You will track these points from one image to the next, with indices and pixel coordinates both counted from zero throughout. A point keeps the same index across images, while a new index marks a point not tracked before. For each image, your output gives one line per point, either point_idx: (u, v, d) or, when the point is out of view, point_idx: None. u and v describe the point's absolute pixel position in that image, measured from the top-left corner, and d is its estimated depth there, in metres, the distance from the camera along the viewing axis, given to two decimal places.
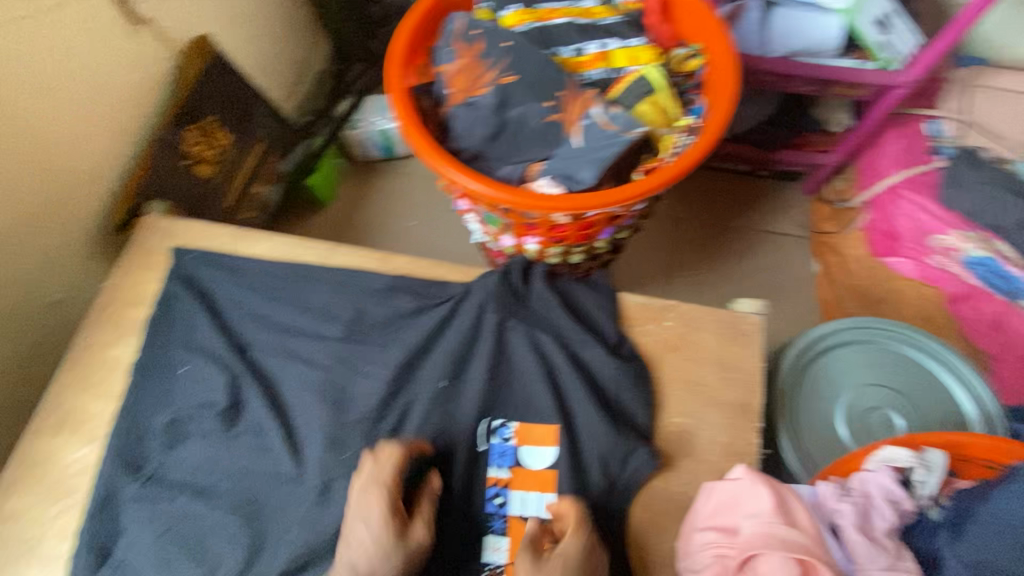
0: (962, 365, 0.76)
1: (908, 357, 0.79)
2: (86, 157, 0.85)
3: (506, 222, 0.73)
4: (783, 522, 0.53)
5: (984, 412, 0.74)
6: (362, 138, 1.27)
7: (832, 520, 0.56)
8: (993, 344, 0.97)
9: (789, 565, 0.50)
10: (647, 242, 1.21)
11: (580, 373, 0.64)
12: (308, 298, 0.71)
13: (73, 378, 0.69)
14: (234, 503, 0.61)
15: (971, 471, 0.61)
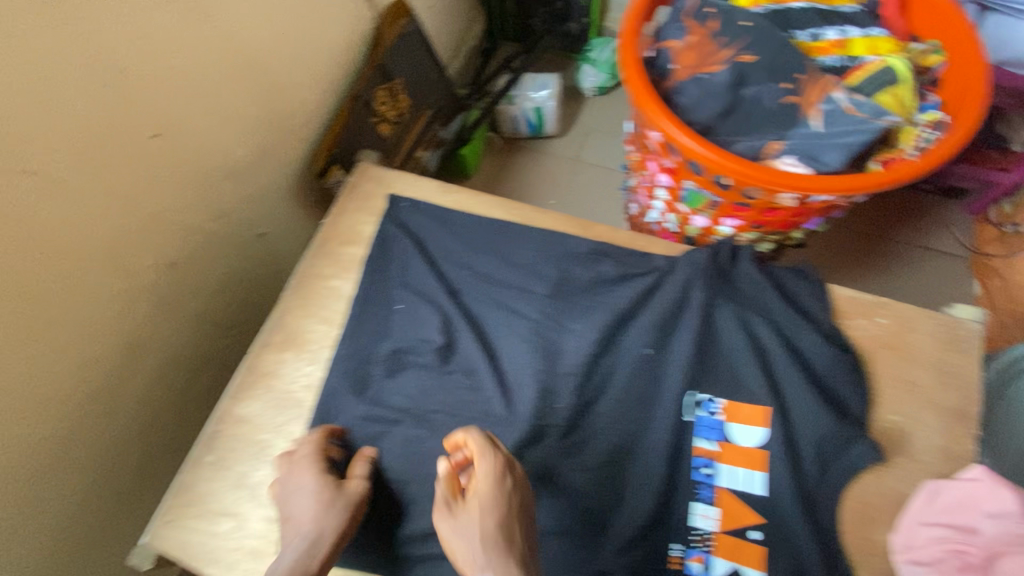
0: None
1: None
2: (303, 105, 0.91)
3: (713, 201, 0.74)
4: None
5: None
6: (515, 113, 1.30)
7: None
8: None
9: None
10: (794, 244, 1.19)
11: (794, 357, 0.64)
12: (516, 253, 0.74)
13: (297, 302, 0.74)
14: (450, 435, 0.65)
15: None
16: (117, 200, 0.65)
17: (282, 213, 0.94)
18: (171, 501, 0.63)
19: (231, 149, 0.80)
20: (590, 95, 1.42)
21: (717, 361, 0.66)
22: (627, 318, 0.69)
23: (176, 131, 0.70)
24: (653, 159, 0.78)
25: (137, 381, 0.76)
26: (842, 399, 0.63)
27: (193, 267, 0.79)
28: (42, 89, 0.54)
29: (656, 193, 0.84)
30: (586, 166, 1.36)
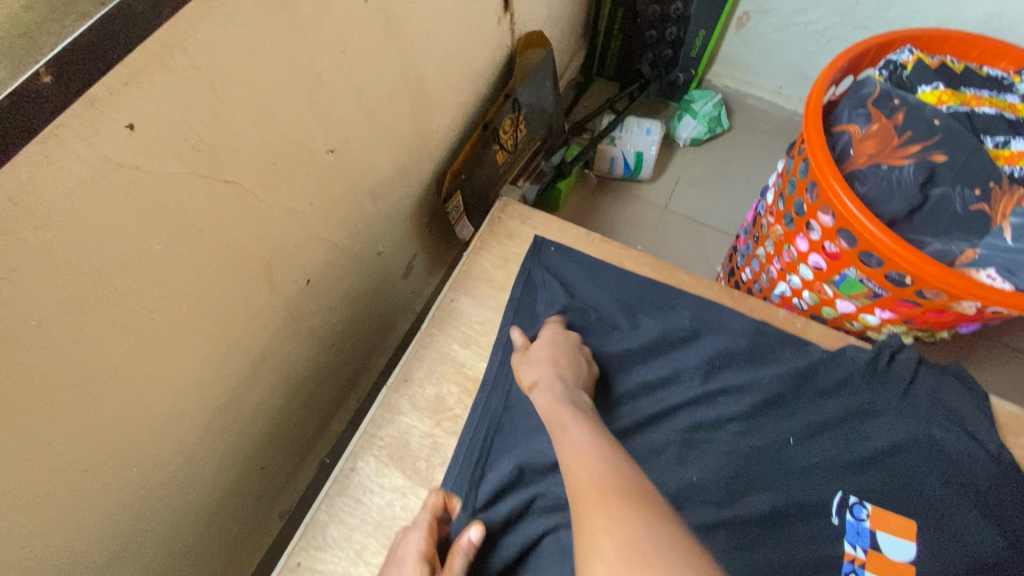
0: None
1: None
2: (442, 126, 0.89)
3: (876, 291, 0.72)
4: None
5: None
6: (614, 154, 1.29)
7: None
8: None
9: None
10: None
11: (958, 473, 0.63)
12: (671, 317, 0.72)
13: (439, 336, 0.71)
14: None
15: None
16: (288, 213, 0.62)
17: (401, 232, 0.90)
18: (300, 539, 0.59)
19: (382, 167, 0.77)
20: (684, 145, 1.41)
21: (881, 470, 0.64)
22: (783, 412, 0.68)
23: (347, 147, 0.67)
24: (810, 239, 0.76)
25: (253, 395, 0.72)
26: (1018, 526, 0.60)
27: (325, 284, 0.76)
28: (263, 99, 0.51)
29: (797, 270, 0.82)
30: (675, 216, 1.34)
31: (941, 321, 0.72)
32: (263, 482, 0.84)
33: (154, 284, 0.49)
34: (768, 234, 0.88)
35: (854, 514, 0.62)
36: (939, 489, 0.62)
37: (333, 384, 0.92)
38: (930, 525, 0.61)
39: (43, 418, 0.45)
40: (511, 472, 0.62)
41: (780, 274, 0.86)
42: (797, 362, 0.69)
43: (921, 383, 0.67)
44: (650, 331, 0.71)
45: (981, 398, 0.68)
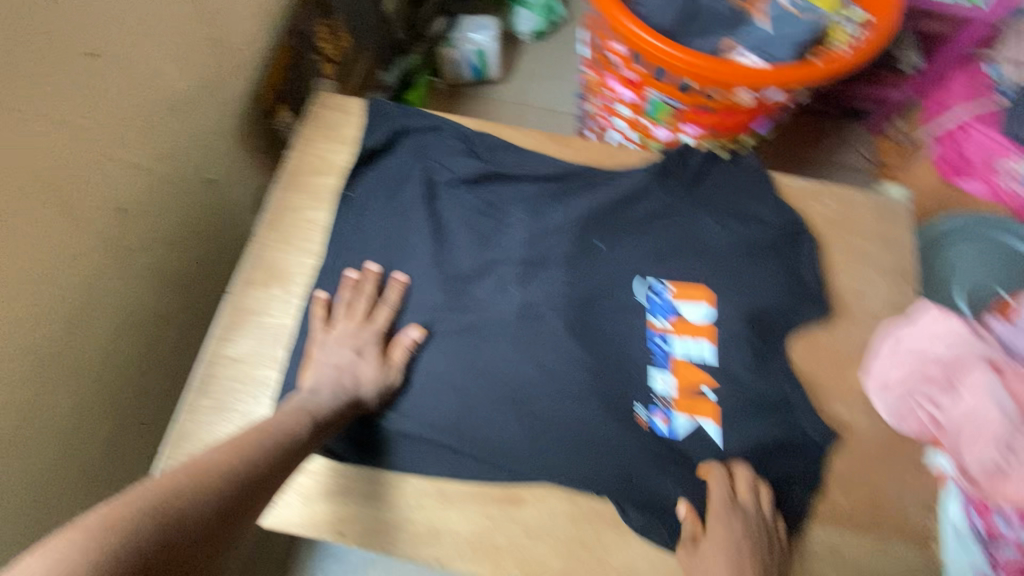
0: None
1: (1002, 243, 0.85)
2: (243, 35, 0.84)
3: (676, 107, 0.79)
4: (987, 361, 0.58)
5: None
6: (457, 57, 1.29)
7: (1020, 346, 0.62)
8: None
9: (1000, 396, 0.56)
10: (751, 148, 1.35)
11: (745, 245, 0.70)
12: (506, 162, 0.74)
13: (274, 235, 0.70)
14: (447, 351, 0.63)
15: None
16: (59, 128, 0.58)
17: (229, 158, 0.87)
18: (169, 449, 0.59)
19: (173, 80, 0.72)
20: (528, 41, 1.42)
21: (686, 258, 0.70)
22: (608, 225, 0.72)
23: (116, 53, 0.63)
24: (616, 73, 0.82)
25: (95, 342, 0.68)
26: (791, 274, 0.69)
27: (143, 215, 0.72)
28: None
29: (618, 110, 0.87)
30: (532, 109, 1.37)
31: (738, 121, 0.79)
32: (145, 437, 0.81)
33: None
34: (591, 86, 0.92)
35: (658, 295, 0.69)
36: (737, 260, 0.69)
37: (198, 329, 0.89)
38: (725, 292, 0.68)
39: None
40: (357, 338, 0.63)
41: (610, 121, 0.92)
42: (611, 179, 0.74)
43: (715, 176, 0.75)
44: (494, 187, 0.73)
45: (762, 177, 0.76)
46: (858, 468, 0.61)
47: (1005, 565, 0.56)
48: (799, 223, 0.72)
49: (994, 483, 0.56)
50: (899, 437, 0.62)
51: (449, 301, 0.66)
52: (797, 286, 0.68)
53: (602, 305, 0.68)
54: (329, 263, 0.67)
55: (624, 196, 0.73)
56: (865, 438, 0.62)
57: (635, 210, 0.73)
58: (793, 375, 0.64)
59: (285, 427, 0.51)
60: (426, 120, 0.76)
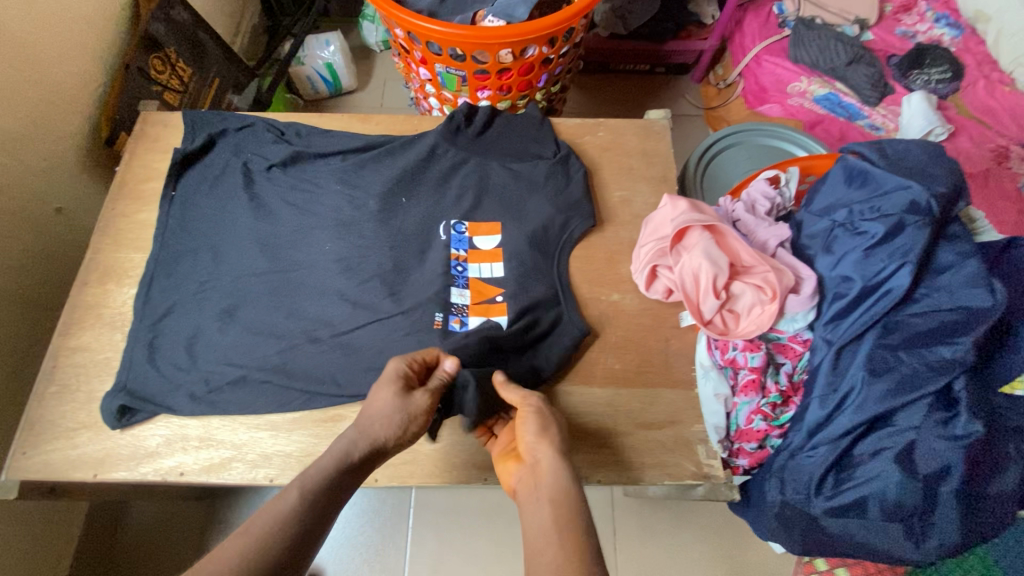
0: (802, 138, 0.99)
1: (762, 143, 1.00)
2: (68, 76, 0.92)
3: (461, 76, 0.90)
4: (707, 227, 0.70)
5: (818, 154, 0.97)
6: (308, 73, 1.40)
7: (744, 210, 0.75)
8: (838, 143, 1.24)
9: (718, 255, 0.68)
10: (589, 113, 1.49)
11: (523, 178, 0.81)
12: (311, 141, 0.83)
13: (108, 239, 0.78)
14: (267, 309, 0.71)
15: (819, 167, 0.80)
16: None
17: (75, 186, 0.94)
18: (19, 433, 0.66)
19: None
20: (379, 50, 1.53)
21: (477, 197, 0.80)
22: (408, 183, 0.80)
23: None
24: (410, 55, 0.93)
25: None
26: (564, 195, 0.80)
27: None
28: None
29: (425, 89, 0.99)
30: (390, 109, 1.48)
31: (518, 78, 0.92)
32: None
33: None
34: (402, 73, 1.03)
35: (458, 231, 0.78)
36: (515, 190, 0.80)
37: None
38: (509, 217, 0.79)
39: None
40: (186, 313, 0.71)
41: (425, 99, 1.03)
42: (407, 142, 0.83)
43: (496, 128, 0.86)
44: (306, 162, 0.81)
45: (538, 121, 0.87)
46: (628, 338, 0.73)
47: (741, 384, 0.67)
48: (570, 153, 0.84)
49: (729, 323, 0.68)
50: (660, 307, 0.74)
51: (267, 266, 0.74)
52: (569, 204, 0.80)
53: (404, 248, 0.76)
54: (157, 254, 0.76)
55: (427, 155, 0.82)
56: (632, 313, 0.74)
57: (431, 167, 0.81)
58: (566, 276, 0.76)
59: (267, 524, 0.45)
60: (240, 120, 0.84)
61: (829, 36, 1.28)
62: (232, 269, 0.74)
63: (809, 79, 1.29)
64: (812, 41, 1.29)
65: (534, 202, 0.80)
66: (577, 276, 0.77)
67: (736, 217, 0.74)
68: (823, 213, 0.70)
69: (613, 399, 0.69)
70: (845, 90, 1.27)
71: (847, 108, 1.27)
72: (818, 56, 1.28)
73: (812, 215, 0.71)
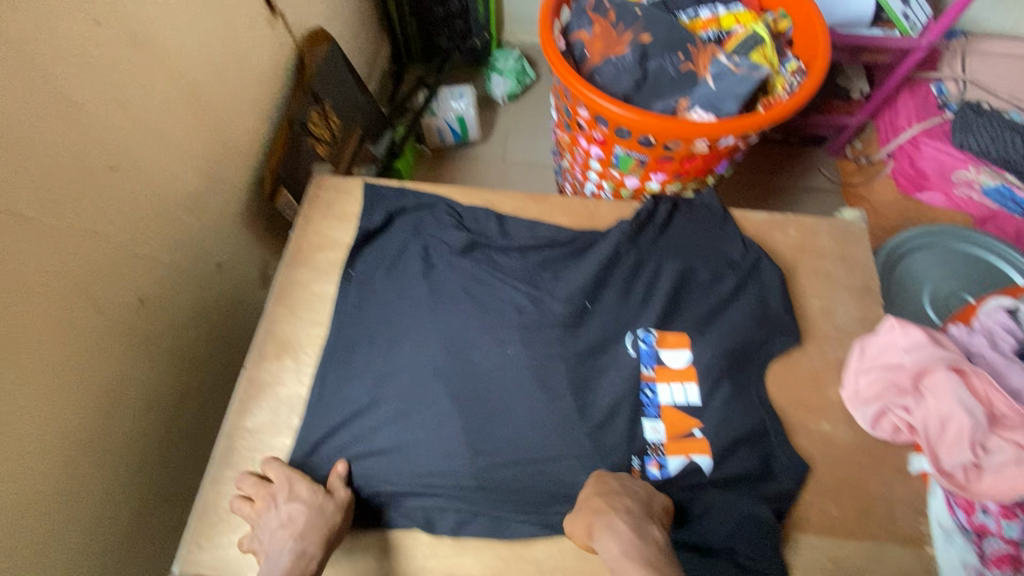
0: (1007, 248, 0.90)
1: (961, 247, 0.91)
2: (240, 132, 0.92)
3: (641, 160, 0.86)
4: (952, 364, 0.63)
5: None
6: (439, 125, 1.39)
7: (973, 349, 0.67)
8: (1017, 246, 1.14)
9: (970, 399, 0.60)
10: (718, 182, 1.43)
11: (713, 284, 0.75)
12: (488, 227, 0.80)
13: (283, 310, 0.76)
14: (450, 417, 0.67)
15: None
16: (88, 238, 0.66)
17: (237, 241, 0.94)
18: (196, 522, 0.63)
19: (185, 179, 0.80)
20: (503, 102, 1.53)
21: (670, 308, 0.74)
22: (595, 287, 0.75)
23: (130, 163, 0.71)
24: (586, 133, 0.90)
25: (123, 424, 0.74)
26: (765, 306, 0.74)
27: (162, 300, 0.79)
28: (21, 135, 0.56)
29: (591, 164, 0.95)
30: (513, 163, 1.46)
31: (700, 166, 0.87)
32: (172, 511, 0.86)
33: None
34: (565, 145, 1.00)
35: (646, 342, 0.72)
36: (710, 301, 0.74)
37: (218, 403, 0.94)
38: (705, 328, 0.72)
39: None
40: (370, 407, 0.68)
41: (585, 173, 0.99)
42: (587, 240, 0.79)
43: (679, 227, 0.80)
44: (485, 256, 0.77)
45: (721, 218, 0.81)
46: (845, 478, 0.65)
47: (992, 556, 0.59)
48: (761, 256, 0.78)
49: (970, 478, 0.60)
50: (879, 445, 0.67)
51: (449, 367, 0.69)
52: (767, 318, 0.73)
53: (597, 359, 0.71)
54: (336, 338, 0.73)
55: (609, 255, 0.76)
56: (847, 449, 0.67)
57: (616, 270, 0.76)
58: (768, 399, 0.69)
59: None
60: (418, 199, 0.81)
61: (1001, 124, 1.15)
62: (410, 365, 0.70)
63: (979, 167, 1.17)
64: (982, 128, 1.16)
65: (732, 315, 0.73)
66: (780, 398, 0.70)
67: (973, 352, 0.67)
68: None
69: (832, 550, 0.62)
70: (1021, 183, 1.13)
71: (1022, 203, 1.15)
72: (989, 144, 1.15)
73: None
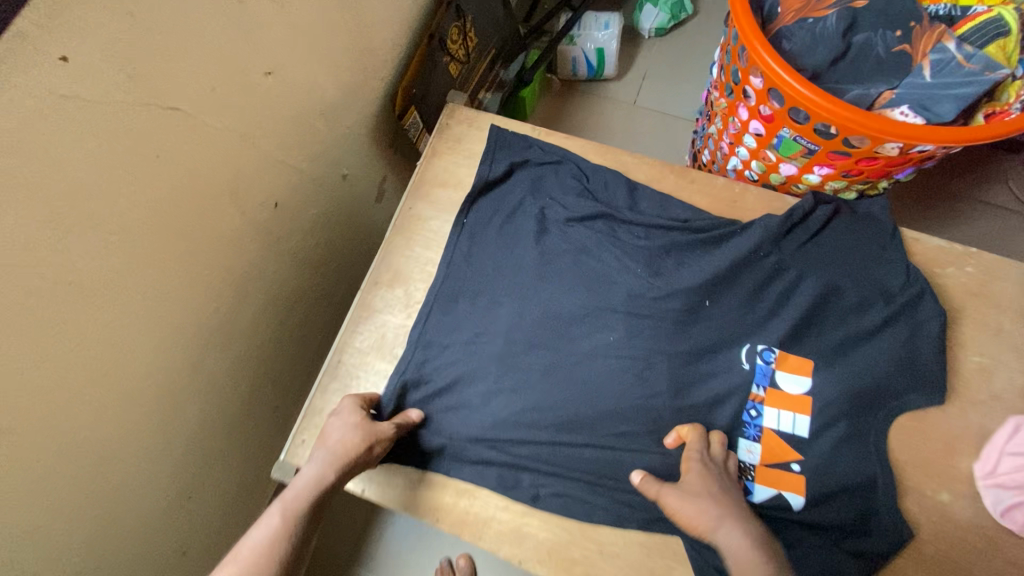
0: None
1: None
2: (382, 41, 0.89)
3: (810, 148, 0.74)
4: None
5: None
6: (575, 55, 1.29)
7: None
8: None
9: None
10: None
11: (857, 311, 0.67)
12: (613, 196, 0.74)
13: (400, 241, 0.77)
14: (538, 388, 0.67)
15: None
16: (238, 142, 0.67)
17: (363, 155, 0.95)
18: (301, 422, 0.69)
19: (327, 89, 0.80)
20: (649, 37, 1.37)
21: (798, 327, 0.67)
22: (719, 285, 0.68)
23: (284, 69, 0.71)
24: (748, 106, 0.78)
25: (246, 315, 0.80)
26: (913, 351, 0.65)
27: (293, 207, 0.82)
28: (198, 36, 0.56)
29: (744, 140, 0.83)
30: (644, 110, 1.34)
31: (876, 168, 0.74)
32: (277, 394, 0.95)
33: (113, 206, 0.53)
34: (717, 111, 0.88)
35: (764, 358, 0.67)
36: (847, 330, 0.67)
37: (325, 306, 1.01)
38: (834, 359, 0.66)
39: (42, 332, 0.50)
40: (463, 359, 0.70)
41: (731, 148, 0.88)
42: (723, 231, 0.71)
43: (836, 237, 0.69)
44: (604, 227, 0.73)
45: (888, 235, 0.70)
46: (950, 555, 0.60)
47: None
48: (925, 292, 0.67)
49: None
50: (1004, 532, 0.60)
51: (547, 339, 0.69)
52: (912, 366, 0.65)
53: (706, 364, 0.67)
54: (442, 282, 0.73)
55: (744, 255, 0.68)
56: (964, 526, 0.61)
57: (747, 272, 0.69)
58: (888, 452, 0.63)
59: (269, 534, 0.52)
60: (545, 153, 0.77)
61: None
62: (507, 327, 0.70)
63: None
64: None
65: (870, 351, 0.66)
66: (901, 453, 0.64)
67: None
68: None
69: None
70: None
71: None
72: None
73: None
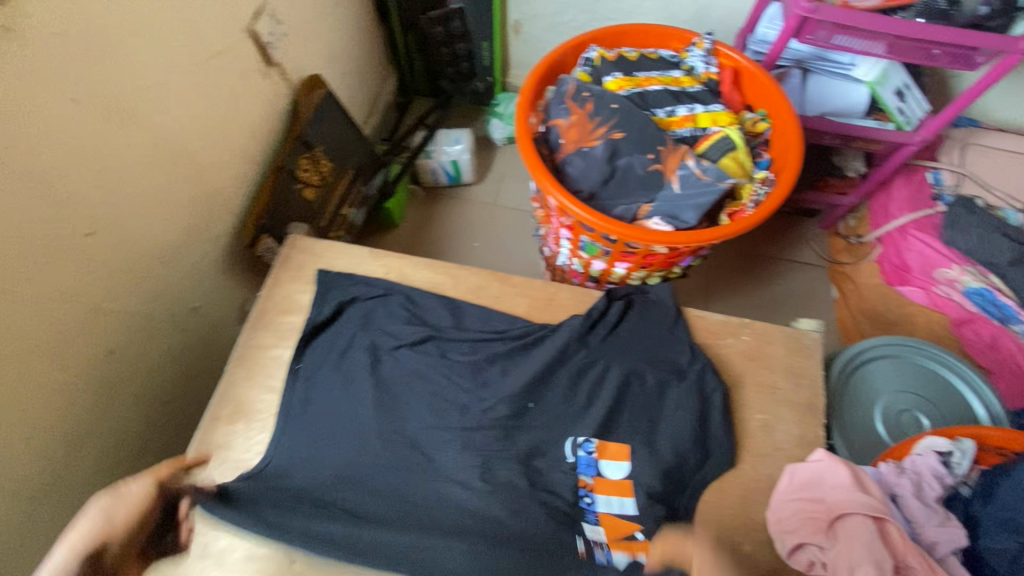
0: (968, 370, 0.88)
1: (923, 365, 0.91)
2: (224, 181, 0.95)
3: (606, 250, 0.88)
4: (869, 512, 0.63)
5: (994, 414, 0.85)
6: (433, 166, 1.41)
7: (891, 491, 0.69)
8: (990, 361, 1.12)
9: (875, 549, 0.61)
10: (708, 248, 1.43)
11: (659, 386, 0.76)
12: (435, 317, 0.83)
13: (241, 372, 0.80)
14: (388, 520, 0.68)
15: (989, 459, 0.72)
16: (61, 302, 0.69)
17: (216, 285, 0.98)
18: None
19: (164, 234, 0.84)
20: (502, 144, 1.54)
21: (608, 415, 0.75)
22: (536, 386, 0.76)
23: (111, 226, 0.75)
24: (556, 217, 0.91)
25: (81, 463, 0.78)
26: (704, 418, 0.75)
27: (135, 348, 0.83)
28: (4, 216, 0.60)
29: (562, 242, 0.96)
30: (504, 207, 1.47)
31: (662, 260, 0.88)
32: None
33: None
34: (540, 218, 1.01)
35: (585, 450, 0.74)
36: (651, 408, 0.75)
37: (181, 437, 0.99)
38: (643, 438, 0.74)
39: None
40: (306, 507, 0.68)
41: (558, 247, 1.00)
42: (537, 338, 0.80)
43: (633, 329, 0.80)
44: (431, 347, 0.80)
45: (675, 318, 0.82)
46: None
47: None
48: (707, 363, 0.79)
49: None
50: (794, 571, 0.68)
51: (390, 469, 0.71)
52: (704, 430, 0.75)
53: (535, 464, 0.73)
54: (280, 435, 0.74)
55: (555, 357, 0.77)
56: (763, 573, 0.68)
57: (561, 370, 0.77)
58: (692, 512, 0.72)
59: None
60: (370, 287, 0.84)
61: (991, 225, 1.13)
62: (347, 460, 0.71)
63: (962, 266, 1.15)
64: (970, 227, 1.14)
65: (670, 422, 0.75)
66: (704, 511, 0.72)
67: (895, 494, 0.68)
68: (1009, 528, 0.63)
69: None
70: (1003, 287, 1.11)
71: (1001, 308, 1.11)
72: (976, 245, 1.13)
73: (993, 520, 0.65)
